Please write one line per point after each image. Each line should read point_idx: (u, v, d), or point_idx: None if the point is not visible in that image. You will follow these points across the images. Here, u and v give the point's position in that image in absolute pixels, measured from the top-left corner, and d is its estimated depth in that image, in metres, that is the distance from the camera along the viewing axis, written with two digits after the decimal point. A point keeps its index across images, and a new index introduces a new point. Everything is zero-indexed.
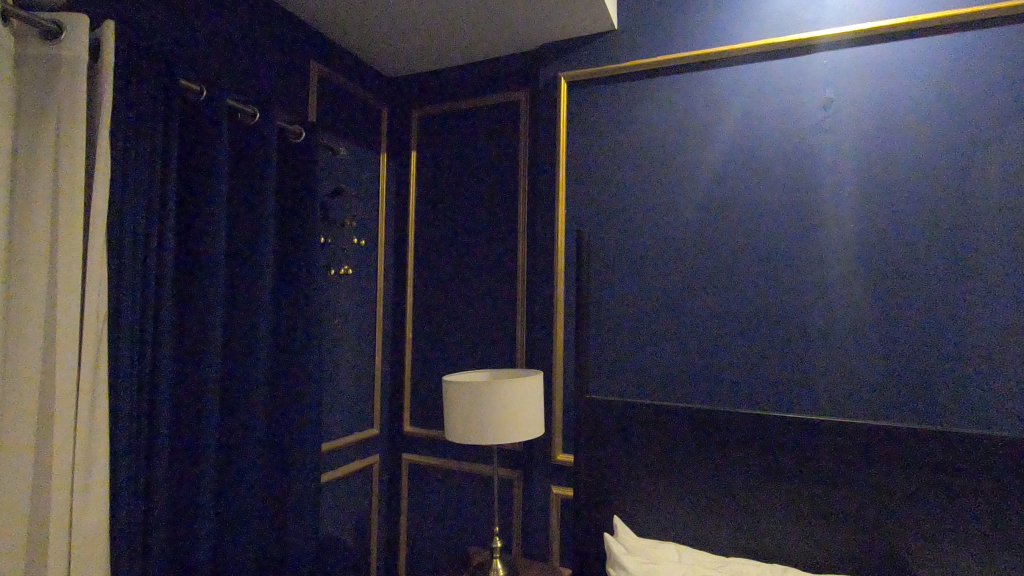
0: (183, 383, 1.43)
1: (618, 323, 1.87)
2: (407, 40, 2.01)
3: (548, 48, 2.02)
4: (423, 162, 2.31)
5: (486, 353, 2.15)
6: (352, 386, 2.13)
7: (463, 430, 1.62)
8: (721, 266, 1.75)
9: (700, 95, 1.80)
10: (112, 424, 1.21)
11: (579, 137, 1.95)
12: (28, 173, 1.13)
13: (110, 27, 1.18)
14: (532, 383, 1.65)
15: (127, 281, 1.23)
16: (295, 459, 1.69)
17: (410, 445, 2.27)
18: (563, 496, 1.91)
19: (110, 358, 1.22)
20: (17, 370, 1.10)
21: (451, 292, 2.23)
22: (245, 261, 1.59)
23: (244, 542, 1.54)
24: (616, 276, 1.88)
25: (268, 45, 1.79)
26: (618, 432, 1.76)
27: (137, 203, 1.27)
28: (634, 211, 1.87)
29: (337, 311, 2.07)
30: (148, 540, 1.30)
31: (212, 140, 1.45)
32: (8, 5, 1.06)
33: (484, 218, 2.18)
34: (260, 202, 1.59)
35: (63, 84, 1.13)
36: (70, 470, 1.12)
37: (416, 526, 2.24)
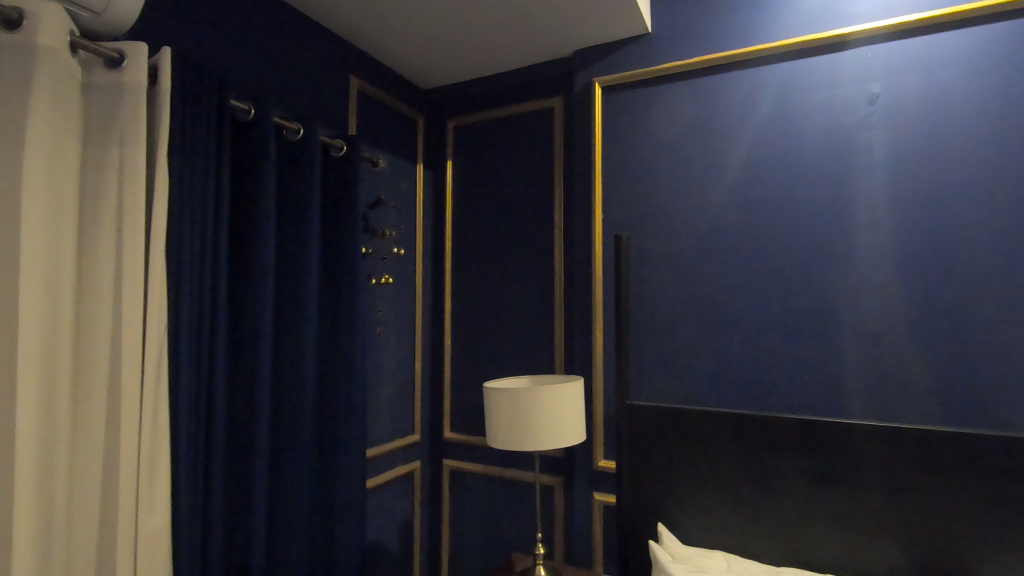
0: (236, 390, 1.49)
1: (659, 328, 1.85)
2: (440, 52, 2.06)
3: (582, 54, 2.02)
4: (460, 171, 2.35)
5: (525, 359, 2.16)
6: (394, 392, 2.17)
7: (504, 434, 1.63)
8: (765, 267, 1.71)
9: (736, 94, 1.78)
10: (173, 428, 1.27)
11: (614, 143, 1.95)
12: (96, 195, 1.20)
13: (168, 53, 1.25)
14: (573, 389, 1.65)
15: (185, 293, 1.29)
16: (341, 463, 1.73)
17: (452, 451, 2.29)
18: (605, 502, 1.90)
19: (171, 366, 1.28)
20: (89, 377, 1.18)
21: (489, 299, 2.25)
22: (292, 271, 1.65)
23: (295, 543, 1.58)
24: (655, 280, 1.87)
25: (311, 62, 1.86)
26: (661, 438, 1.74)
27: (194, 218, 1.33)
28: (672, 213, 1.85)
29: (379, 319, 2.11)
30: (207, 544, 1.36)
31: (261, 157, 1.51)
32: (76, 38, 1.13)
33: (521, 225, 2.20)
34: (305, 215, 1.65)
35: (125, 108, 1.20)
36: (136, 472, 1.18)
37: (459, 532, 2.25)
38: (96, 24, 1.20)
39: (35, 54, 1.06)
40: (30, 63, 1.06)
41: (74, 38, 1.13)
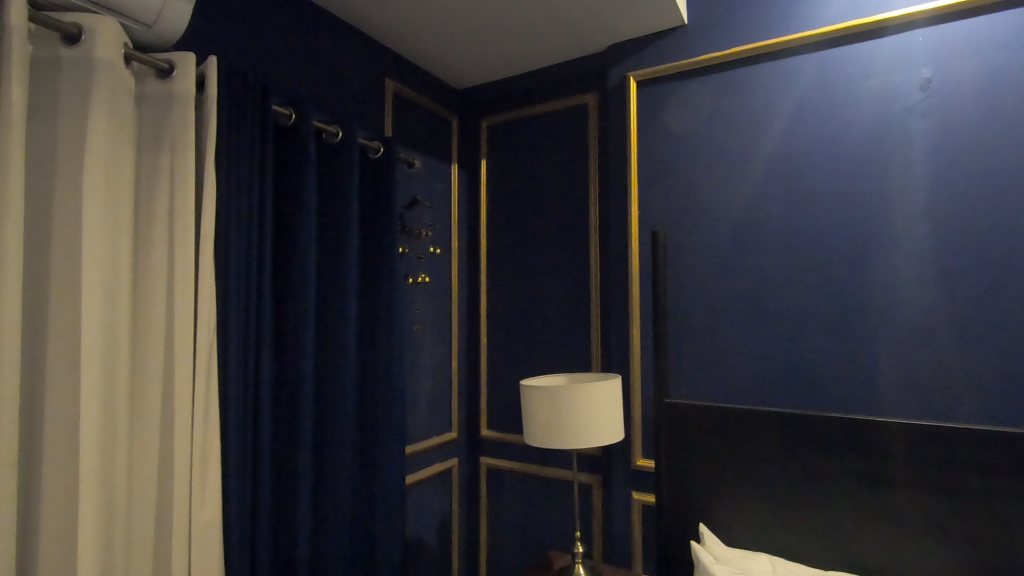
0: (281, 387, 1.54)
1: (698, 325, 1.82)
2: (473, 52, 2.06)
3: (616, 49, 2.00)
4: (494, 170, 2.35)
5: (562, 357, 2.15)
6: (432, 390, 2.20)
7: (541, 432, 1.63)
8: (810, 263, 1.66)
9: (778, 84, 1.73)
10: (224, 424, 1.32)
11: (650, 137, 1.92)
12: (150, 201, 1.26)
13: (214, 62, 1.30)
14: (611, 387, 1.63)
15: (233, 294, 1.34)
16: (382, 460, 1.77)
17: (489, 448, 2.30)
18: (644, 502, 1.88)
19: (221, 364, 1.33)
20: (146, 375, 1.23)
21: (525, 297, 2.25)
22: (333, 272, 1.68)
23: (338, 539, 1.62)
24: (694, 276, 1.83)
25: (348, 66, 1.90)
26: (701, 438, 1.71)
27: (240, 222, 1.38)
28: (711, 207, 1.81)
29: (416, 318, 2.14)
30: (256, 536, 1.41)
31: (302, 161, 1.55)
32: (131, 50, 1.18)
33: (556, 222, 2.19)
34: (345, 216, 1.68)
35: (175, 116, 1.25)
36: (190, 466, 1.24)
37: (497, 529, 2.26)
38: (148, 36, 1.25)
39: (92, 66, 1.11)
40: (88, 75, 1.11)
41: (128, 49, 1.18)
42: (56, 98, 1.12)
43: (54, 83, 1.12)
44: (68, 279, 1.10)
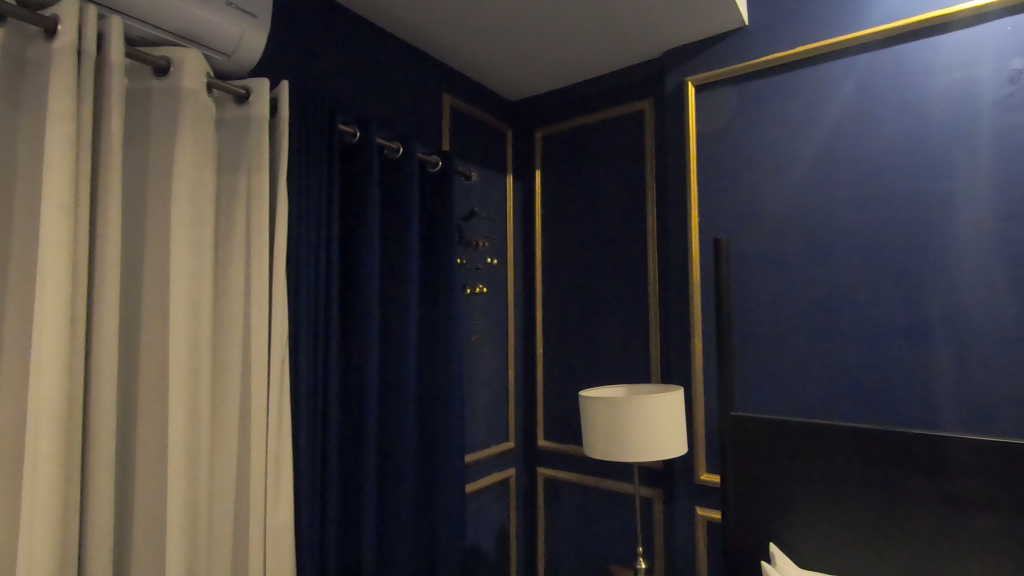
0: (347, 396, 1.59)
1: (764, 336, 1.75)
2: (528, 63, 2.08)
3: (673, 54, 1.97)
4: (549, 179, 2.36)
5: (620, 368, 2.12)
6: (489, 399, 2.21)
7: (602, 444, 1.61)
8: (887, 268, 1.56)
9: (848, 82, 1.65)
10: (296, 432, 1.38)
11: (709, 142, 1.88)
12: (229, 218, 1.33)
13: (286, 87, 1.37)
14: (674, 398, 1.59)
15: (304, 306, 1.40)
16: (443, 468, 1.79)
17: (546, 459, 2.29)
18: (709, 518, 1.82)
19: (292, 373, 1.39)
20: (224, 384, 1.29)
21: (581, 307, 2.24)
22: (393, 284, 1.73)
23: (401, 545, 1.65)
24: (759, 284, 1.77)
25: (408, 83, 1.95)
26: (768, 453, 1.65)
27: (310, 238, 1.44)
28: (776, 212, 1.75)
29: (474, 328, 2.17)
30: (324, 540, 1.45)
31: (366, 177, 1.60)
32: (212, 78, 1.26)
33: (612, 231, 2.17)
34: (406, 229, 1.73)
35: (252, 139, 1.32)
36: (264, 469, 1.29)
37: (555, 541, 2.24)
38: (228, 64, 1.33)
39: (179, 96, 1.19)
40: (177, 104, 1.20)
41: (210, 78, 1.26)
42: (148, 127, 1.21)
43: (146, 112, 1.20)
44: (158, 294, 1.18)
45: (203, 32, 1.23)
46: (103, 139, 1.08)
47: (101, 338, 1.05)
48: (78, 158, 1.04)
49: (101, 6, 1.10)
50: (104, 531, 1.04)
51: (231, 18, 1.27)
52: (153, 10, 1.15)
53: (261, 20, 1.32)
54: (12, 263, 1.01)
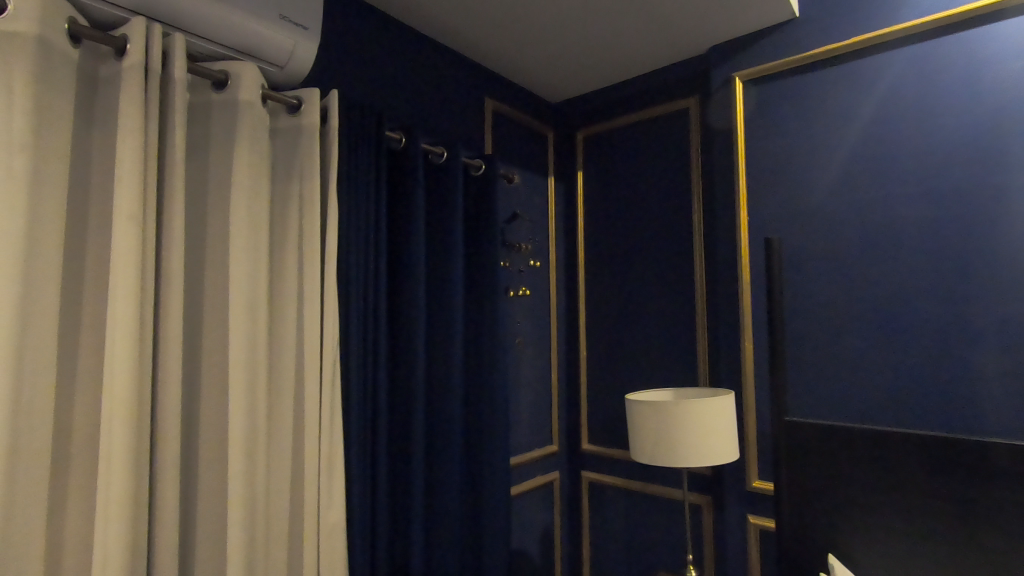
0: (394, 398, 1.61)
1: (821, 338, 1.68)
2: (569, 64, 2.07)
3: (719, 49, 1.93)
4: (591, 181, 2.34)
5: (666, 371, 2.08)
6: (533, 401, 2.21)
7: (650, 449, 1.58)
8: (954, 267, 1.48)
9: (910, 72, 1.56)
10: (347, 433, 1.41)
11: (759, 139, 1.83)
12: (283, 225, 1.37)
13: (335, 96, 1.40)
14: (725, 403, 1.55)
15: (354, 309, 1.43)
16: (488, 469, 1.80)
17: (591, 463, 2.27)
18: (762, 526, 1.76)
19: (343, 376, 1.42)
20: (281, 387, 1.33)
21: (626, 309, 2.20)
22: (439, 287, 1.75)
23: (448, 546, 1.66)
24: (813, 284, 1.70)
25: (451, 88, 1.97)
26: (825, 460, 1.58)
27: (359, 243, 1.48)
28: (832, 209, 1.68)
29: (518, 330, 2.17)
30: (374, 540, 1.48)
31: (412, 182, 1.62)
32: (266, 90, 1.30)
33: (657, 232, 2.13)
34: (451, 233, 1.74)
35: (304, 148, 1.36)
36: (318, 469, 1.33)
37: (601, 545, 2.22)
38: (280, 76, 1.38)
39: (236, 108, 1.24)
40: (235, 116, 1.24)
41: (265, 90, 1.30)
42: (208, 139, 1.26)
43: (207, 125, 1.26)
44: (219, 300, 1.23)
45: (258, 46, 1.28)
46: (168, 152, 1.13)
47: (167, 343, 1.10)
48: (146, 171, 1.09)
49: (165, 25, 1.15)
50: (170, 527, 1.09)
51: (284, 31, 1.30)
52: (212, 27, 1.19)
53: (311, 32, 1.36)
54: (87, 273, 1.07)
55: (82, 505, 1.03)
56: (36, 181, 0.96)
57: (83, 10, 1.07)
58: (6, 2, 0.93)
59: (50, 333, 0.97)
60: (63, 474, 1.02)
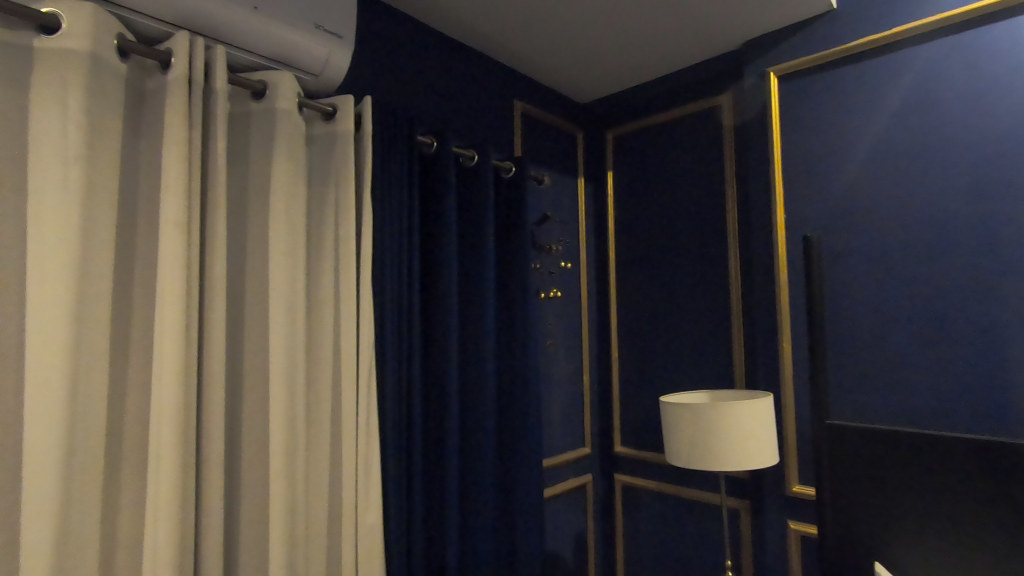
0: (429, 400, 1.62)
1: (863, 339, 1.63)
2: (598, 63, 2.06)
3: (752, 44, 1.89)
4: (621, 180, 2.32)
5: (701, 372, 2.04)
6: (565, 403, 2.20)
7: (687, 453, 1.55)
8: (1004, 263, 1.42)
9: (954, 61, 1.51)
10: (384, 434, 1.43)
11: (795, 135, 1.78)
12: (320, 230, 1.40)
13: (369, 102, 1.43)
14: (763, 405, 1.51)
15: (389, 312, 1.45)
16: (522, 472, 1.80)
17: (624, 466, 2.25)
18: (803, 532, 1.72)
19: (379, 378, 1.44)
20: (319, 390, 1.35)
21: (658, 310, 2.18)
22: (471, 289, 1.75)
23: (484, 549, 1.66)
24: (854, 284, 1.65)
25: (481, 91, 1.98)
26: (869, 465, 1.52)
27: (394, 247, 1.49)
28: (872, 206, 1.63)
29: (549, 332, 2.17)
30: (411, 541, 1.49)
31: (443, 185, 1.63)
32: (303, 98, 1.33)
33: (689, 231, 2.10)
34: (482, 235, 1.75)
35: (339, 154, 1.39)
36: (355, 469, 1.35)
37: (635, 550, 2.19)
38: (316, 84, 1.41)
39: (275, 117, 1.27)
40: (273, 125, 1.27)
41: (301, 98, 1.33)
42: (248, 147, 1.29)
43: (246, 133, 1.29)
44: (259, 304, 1.26)
45: (295, 55, 1.31)
46: (211, 160, 1.16)
47: (211, 346, 1.13)
48: (190, 179, 1.12)
49: (207, 38, 1.18)
50: (216, 525, 1.12)
51: (319, 40, 1.33)
52: (251, 38, 1.22)
53: (346, 40, 1.38)
54: (137, 279, 1.11)
55: (133, 503, 1.07)
56: (90, 191, 1.00)
57: (130, 25, 1.11)
58: (60, 20, 0.98)
59: (103, 336, 1.01)
60: (116, 472, 1.06)
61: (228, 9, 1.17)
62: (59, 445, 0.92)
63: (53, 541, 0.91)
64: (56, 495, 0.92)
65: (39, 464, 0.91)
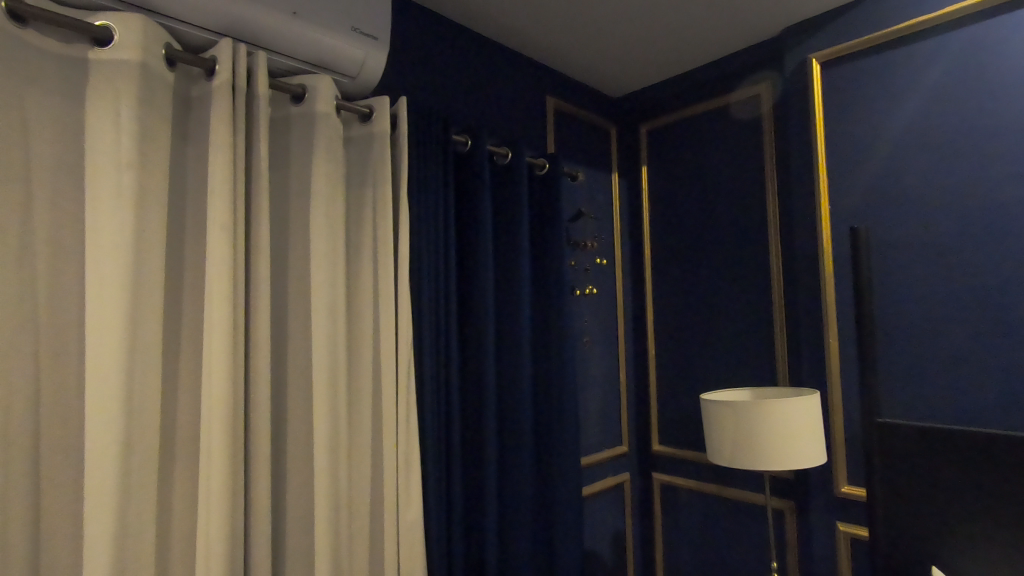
0: (466, 398, 1.63)
1: (916, 333, 1.56)
2: (632, 56, 2.02)
3: (793, 31, 1.84)
4: (655, 175, 2.29)
5: (742, 369, 2.00)
6: (602, 401, 2.18)
7: (730, 451, 1.52)
8: None
9: (1013, 40, 1.43)
10: (423, 431, 1.45)
11: (840, 123, 1.72)
12: (358, 229, 1.41)
13: (405, 102, 1.44)
14: (810, 403, 1.47)
15: (426, 310, 1.47)
16: (559, 470, 1.79)
17: (662, 464, 2.22)
18: (854, 535, 1.66)
19: (418, 376, 1.46)
20: (360, 388, 1.37)
21: (696, 307, 2.14)
22: (506, 287, 1.75)
23: (523, 547, 1.66)
24: (905, 277, 1.58)
25: (513, 88, 1.98)
26: (924, 465, 1.46)
27: (431, 246, 1.50)
28: (924, 196, 1.56)
29: (585, 329, 2.15)
30: (451, 538, 1.50)
31: (478, 183, 1.64)
32: (340, 100, 1.35)
33: (728, 225, 2.05)
34: (517, 233, 1.75)
35: (376, 155, 1.40)
36: (395, 466, 1.37)
37: (675, 550, 2.16)
38: (353, 86, 1.43)
39: (315, 120, 1.30)
40: (313, 128, 1.30)
41: (339, 101, 1.35)
42: (288, 150, 1.32)
43: (287, 137, 1.32)
44: (301, 304, 1.28)
45: (332, 58, 1.32)
46: (254, 164, 1.19)
47: (257, 345, 1.16)
48: (235, 183, 1.15)
49: (249, 45, 1.21)
50: (265, 519, 1.15)
51: (356, 42, 1.34)
52: (290, 43, 1.25)
53: (381, 42, 1.39)
54: (186, 280, 1.14)
55: (186, 497, 1.10)
56: (143, 196, 1.04)
57: (178, 35, 1.14)
58: (113, 33, 1.01)
59: (156, 336, 1.05)
60: (170, 467, 1.10)
61: (268, 16, 1.19)
62: (118, 441, 0.96)
63: (113, 532, 0.95)
64: (115, 489, 0.96)
65: (99, 459, 0.95)
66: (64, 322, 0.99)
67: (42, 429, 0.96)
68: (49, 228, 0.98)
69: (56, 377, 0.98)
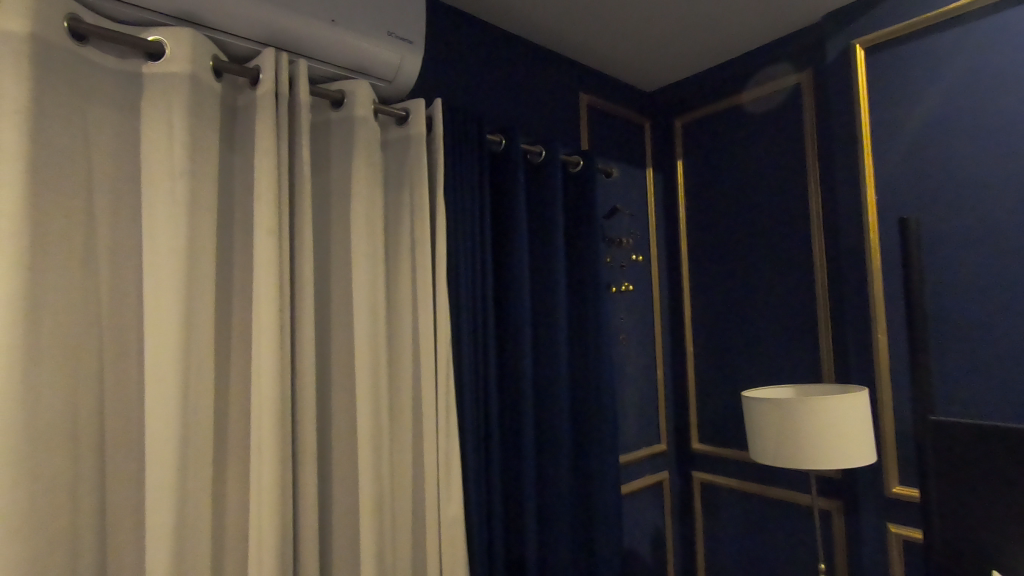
0: (505, 396, 1.64)
1: (972, 327, 1.49)
2: (665, 48, 1.99)
3: (835, 16, 1.78)
4: (691, 169, 2.25)
5: (784, 366, 1.95)
6: (639, 398, 2.17)
7: (773, 449, 1.49)
8: None
9: None
10: (463, 428, 1.46)
11: (887, 110, 1.66)
12: (397, 229, 1.44)
13: (440, 104, 1.46)
14: (857, 400, 1.42)
15: (464, 308, 1.48)
16: (597, 468, 1.78)
17: (701, 463, 2.18)
18: (907, 537, 1.61)
19: (457, 374, 1.47)
20: (400, 386, 1.39)
21: (736, 302, 2.09)
22: (542, 285, 1.76)
23: (561, 545, 1.66)
24: (960, 269, 1.51)
25: (546, 86, 1.97)
26: (982, 465, 1.39)
27: (467, 245, 1.52)
28: (980, 183, 1.48)
29: (621, 326, 2.13)
30: (491, 535, 1.51)
31: (513, 182, 1.65)
32: (377, 103, 1.38)
33: (767, 218, 2.00)
34: (552, 230, 1.75)
35: (412, 155, 1.43)
36: (436, 462, 1.39)
37: (716, 550, 2.13)
38: (390, 89, 1.45)
39: (353, 123, 1.33)
40: (352, 132, 1.33)
41: (376, 104, 1.37)
42: (329, 153, 1.35)
43: (328, 141, 1.35)
44: (344, 303, 1.32)
45: (369, 63, 1.35)
46: (297, 168, 1.22)
47: (302, 344, 1.20)
48: (279, 187, 1.19)
49: (290, 53, 1.25)
50: (312, 512, 1.18)
51: (392, 47, 1.37)
52: (328, 50, 1.28)
53: (416, 46, 1.41)
54: (235, 281, 1.19)
55: (238, 490, 1.15)
56: (195, 202, 1.08)
57: (224, 46, 1.19)
58: (164, 46, 1.07)
59: (209, 335, 1.09)
60: (223, 460, 1.15)
61: (308, 24, 1.22)
62: (176, 435, 1.01)
63: (173, 523, 1.00)
64: (174, 481, 1.00)
65: (160, 453, 1.00)
66: (125, 324, 1.05)
67: (108, 423, 1.02)
68: (110, 234, 1.04)
69: (119, 374, 1.03)
